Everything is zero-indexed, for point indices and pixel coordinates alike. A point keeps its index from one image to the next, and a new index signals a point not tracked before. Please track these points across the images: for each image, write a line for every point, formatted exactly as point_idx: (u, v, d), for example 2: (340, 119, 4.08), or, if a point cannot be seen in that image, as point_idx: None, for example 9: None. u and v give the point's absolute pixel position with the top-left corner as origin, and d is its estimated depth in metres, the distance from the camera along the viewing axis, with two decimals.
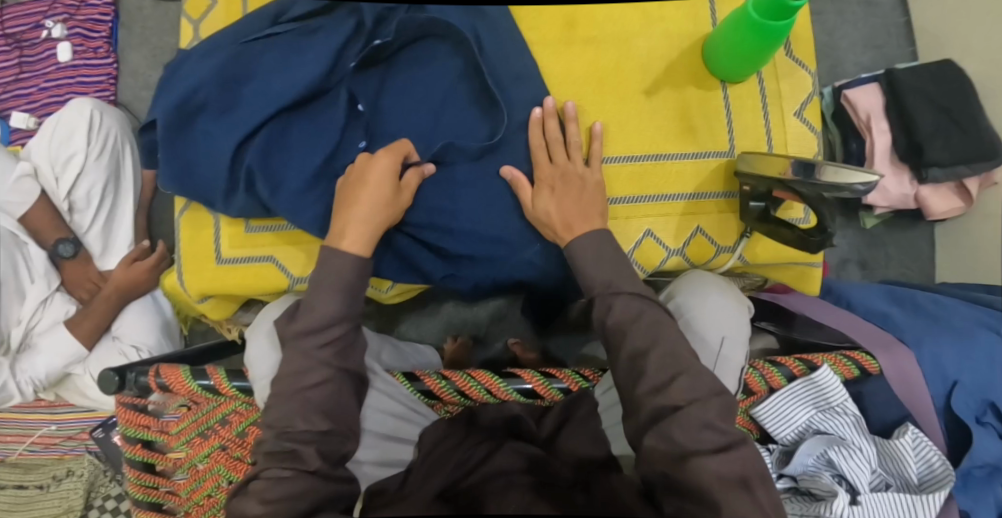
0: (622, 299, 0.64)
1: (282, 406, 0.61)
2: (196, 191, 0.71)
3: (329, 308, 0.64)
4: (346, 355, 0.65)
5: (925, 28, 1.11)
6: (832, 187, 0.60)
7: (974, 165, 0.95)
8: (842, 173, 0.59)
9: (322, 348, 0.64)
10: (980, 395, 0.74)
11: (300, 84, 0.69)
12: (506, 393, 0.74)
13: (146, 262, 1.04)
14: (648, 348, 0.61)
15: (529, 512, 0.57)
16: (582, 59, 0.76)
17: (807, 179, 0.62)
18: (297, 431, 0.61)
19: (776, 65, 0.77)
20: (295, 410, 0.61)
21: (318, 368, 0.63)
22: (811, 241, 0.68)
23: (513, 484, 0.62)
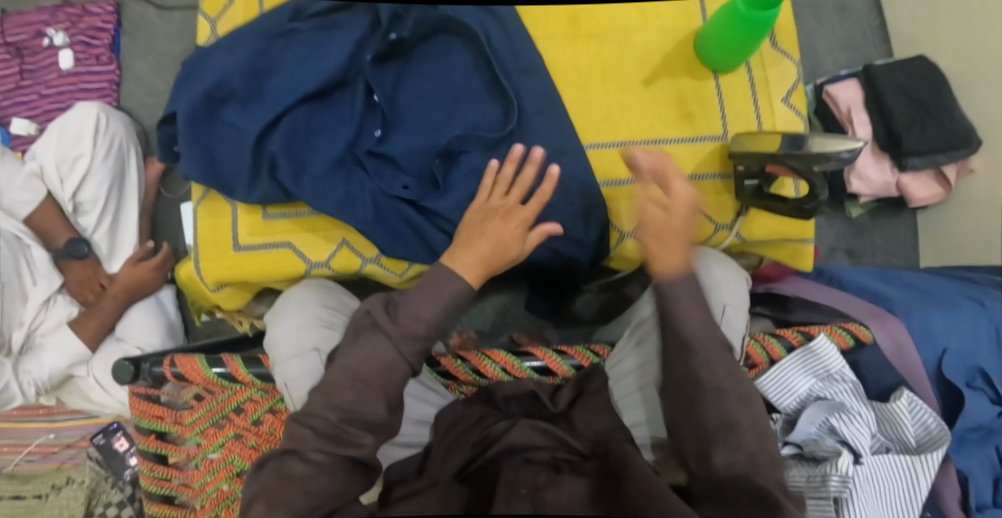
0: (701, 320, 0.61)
1: (360, 390, 0.60)
2: (217, 178, 0.75)
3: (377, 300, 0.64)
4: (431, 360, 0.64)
5: (899, 29, 1.18)
6: (822, 156, 0.67)
7: (951, 153, 0.99)
8: (830, 140, 0.67)
9: (417, 354, 0.63)
10: (969, 361, 0.78)
11: (321, 76, 0.72)
12: (520, 371, 0.76)
13: (152, 262, 1.06)
14: (666, 309, 0.61)
15: (552, 487, 0.60)
16: (586, 52, 0.80)
17: (798, 152, 0.69)
18: (362, 416, 0.60)
19: (763, 55, 0.81)
20: (353, 397, 0.60)
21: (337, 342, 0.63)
22: (805, 209, 0.74)
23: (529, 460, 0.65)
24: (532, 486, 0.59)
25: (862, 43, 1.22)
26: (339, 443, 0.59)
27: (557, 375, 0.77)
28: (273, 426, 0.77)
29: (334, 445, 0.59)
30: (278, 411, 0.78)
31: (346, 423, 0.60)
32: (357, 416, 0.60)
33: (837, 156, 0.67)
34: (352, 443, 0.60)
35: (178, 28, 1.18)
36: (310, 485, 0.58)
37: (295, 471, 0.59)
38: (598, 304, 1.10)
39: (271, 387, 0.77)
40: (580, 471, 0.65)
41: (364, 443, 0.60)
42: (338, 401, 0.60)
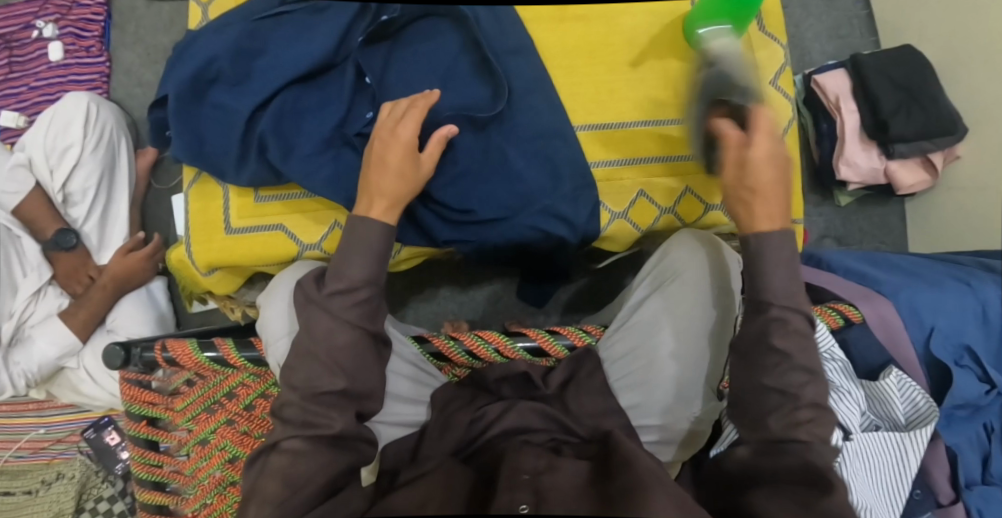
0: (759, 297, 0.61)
1: (309, 365, 0.62)
2: (206, 160, 0.76)
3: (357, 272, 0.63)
4: (373, 317, 0.64)
5: (885, 18, 1.19)
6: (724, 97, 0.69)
7: (937, 140, 1.02)
8: (713, 76, 0.71)
9: (350, 308, 0.63)
10: (957, 340, 0.80)
11: (310, 57, 0.73)
12: (513, 351, 0.74)
13: (142, 252, 1.05)
14: None
15: (550, 470, 0.60)
16: (573, 34, 0.81)
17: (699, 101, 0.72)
18: (323, 392, 0.61)
19: (751, 38, 0.81)
20: (319, 371, 0.62)
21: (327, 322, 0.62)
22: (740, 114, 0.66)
23: (527, 445, 0.65)
24: (535, 470, 0.59)
25: (848, 33, 1.24)
26: (309, 428, 0.61)
27: (551, 356, 0.76)
28: (264, 410, 0.77)
29: (307, 430, 0.61)
30: (270, 395, 0.77)
31: (309, 402, 0.62)
32: (317, 392, 0.61)
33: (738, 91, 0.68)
34: (319, 424, 0.61)
35: (167, 20, 1.18)
36: (287, 473, 0.60)
37: (271, 464, 0.61)
38: (589, 291, 1.10)
39: (263, 370, 0.76)
40: (579, 455, 0.65)
41: (333, 423, 0.61)
42: (295, 380, 0.62)
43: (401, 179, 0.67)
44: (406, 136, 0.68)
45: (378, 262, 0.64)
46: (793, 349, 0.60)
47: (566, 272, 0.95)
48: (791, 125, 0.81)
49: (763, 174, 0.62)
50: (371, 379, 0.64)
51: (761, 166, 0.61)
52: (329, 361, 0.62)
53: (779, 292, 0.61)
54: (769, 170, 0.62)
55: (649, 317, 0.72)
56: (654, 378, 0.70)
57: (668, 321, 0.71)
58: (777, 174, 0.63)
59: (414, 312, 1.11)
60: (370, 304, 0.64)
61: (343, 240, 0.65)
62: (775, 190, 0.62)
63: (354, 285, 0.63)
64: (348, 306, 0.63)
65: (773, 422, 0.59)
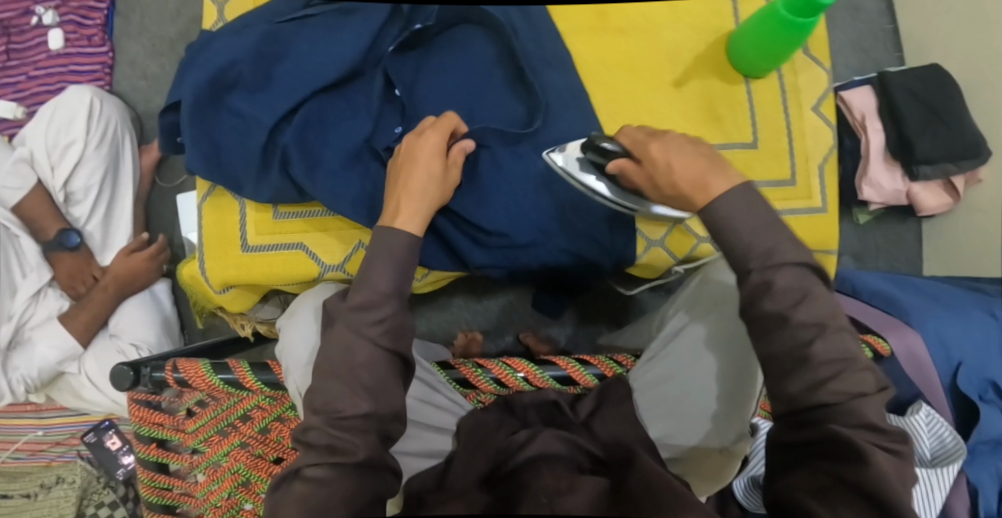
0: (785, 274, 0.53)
1: (332, 386, 0.56)
2: (223, 171, 0.72)
3: (381, 283, 0.58)
4: (397, 336, 0.58)
5: (911, 34, 1.18)
6: (591, 155, 0.68)
7: (961, 162, 0.99)
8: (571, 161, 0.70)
9: (373, 326, 0.57)
10: (980, 375, 0.78)
11: (339, 66, 0.69)
12: (543, 380, 0.74)
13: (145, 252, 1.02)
14: None
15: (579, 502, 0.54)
16: (614, 49, 0.78)
17: (598, 182, 0.70)
18: (346, 417, 0.55)
19: (794, 61, 0.80)
20: (344, 392, 0.56)
21: (356, 349, 0.56)
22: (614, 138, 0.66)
23: (546, 465, 0.61)
24: (551, 492, 0.55)
25: (871, 47, 1.22)
26: (334, 453, 0.55)
27: (579, 384, 0.75)
28: (281, 434, 0.75)
29: (331, 455, 0.55)
30: (287, 419, 0.75)
31: (333, 427, 0.56)
32: (339, 416, 0.55)
33: (589, 143, 0.67)
34: (343, 450, 0.55)
35: (174, 10, 1.14)
36: (310, 502, 0.53)
37: (294, 492, 0.55)
38: (606, 305, 1.08)
39: (281, 394, 0.73)
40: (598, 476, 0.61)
41: (357, 450, 0.55)
42: (317, 402, 0.57)
43: (433, 179, 0.65)
44: (438, 142, 0.66)
45: (402, 274, 0.59)
46: (796, 297, 0.53)
47: (583, 290, 0.93)
48: (832, 152, 0.80)
49: (668, 157, 0.59)
50: (395, 401, 0.58)
51: (659, 157, 0.60)
52: (354, 380, 0.56)
53: (753, 248, 0.54)
54: (670, 153, 0.60)
55: (687, 350, 0.71)
56: (667, 392, 0.70)
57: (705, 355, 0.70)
58: (688, 144, 0.60)
59: (428, 322, 1.09)
60: (394, 322, 0.58)
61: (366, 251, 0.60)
62: (692, 160, 0.59)
63: (379, 299, 0.57)
64: (370, 324, 0.57)
65: (792, 386, 0.53)
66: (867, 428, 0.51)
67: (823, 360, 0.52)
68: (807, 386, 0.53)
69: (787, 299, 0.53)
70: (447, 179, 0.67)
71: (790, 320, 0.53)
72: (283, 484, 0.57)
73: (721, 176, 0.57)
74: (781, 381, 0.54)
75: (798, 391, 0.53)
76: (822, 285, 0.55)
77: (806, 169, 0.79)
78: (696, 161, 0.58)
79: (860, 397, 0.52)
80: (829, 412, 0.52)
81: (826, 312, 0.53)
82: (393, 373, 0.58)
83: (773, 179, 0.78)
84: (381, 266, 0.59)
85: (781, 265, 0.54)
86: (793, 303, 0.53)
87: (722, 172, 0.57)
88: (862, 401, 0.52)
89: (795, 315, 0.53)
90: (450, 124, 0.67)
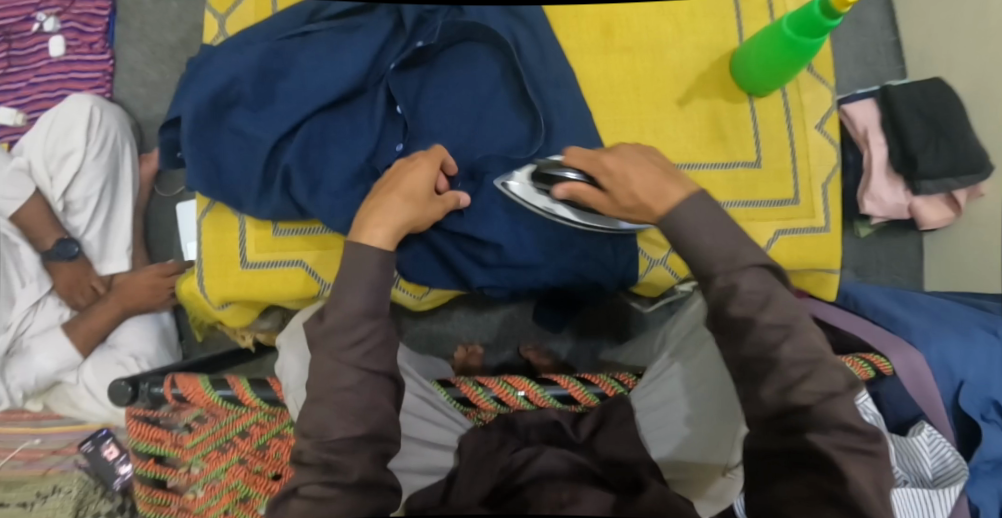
0: (749, 276, 0.54)
1: (318, 410, 0.55)
2: (224, 190, 0.71)
3: (362, 304, 0.56)
4: (382, 355, 0.57)
5: (913, 47, 1.18)
6: (541, 184, 0.67)
7: (962, 178, 0.99)
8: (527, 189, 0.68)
9: (350, 351, 0.56)
10: (984, 393, 0.79)
11: (342, 83, 0.69)
12: (543, 399, 0.72)
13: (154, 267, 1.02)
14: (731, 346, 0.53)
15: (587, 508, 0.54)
16: (618, 67, 0.78)
17: (556, 206, 0.69)
18: (334, 440, 0.54)
19: (799, 79, 0.79)
20: (330, 413, 0.55)
21: (349, 371, 0.55)
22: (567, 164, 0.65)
23: (550, 480, 0.61)
24: (556, 504, 0.55)
25: (874, 60, 1.22)
26: (329, 471, 0.53)
27: (580, 403, 0.73)
28: (280, 450, 0.75)
29: (328, 474, 0.53)
30: (286, 436, 0.75)
31: (322, 450, 0.54)
32: (327, 440, 0.54)
33: (536, 172, 0.67)
34: (337, 469, 0.53)
35: (174, 17, 1.15)
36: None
37: (292, 511, 0.53)
38: (607, 319, 1.07)
39: (280, 411, 0.73)
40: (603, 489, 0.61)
41: (349, 470, 0.53)
42: (306, 426, 0.55)
43: (411, 205, 0.62)
44: (428, 171, 0.65)
45: (378, 294, 0.58)
46: (760, 301, 0.53)
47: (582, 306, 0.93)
48: (835, 172, 0.79)
49: (627, 169, 0.60)
50: (388, 420, 0.56)
51: (617, 169, 0.61)
52: (340, 406, 0.55)
53: (716, 254, 0.55)
54: (628, 167, 0.61)
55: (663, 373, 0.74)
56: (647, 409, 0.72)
57: (706, 376, 0.69)
58: (641, 156, 0.62)
59: (428, 334, 1.08)
60: (376, 341, 0.57)
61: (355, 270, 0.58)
62: (648, 171, 0.60)
63: (352, 320, 0.56)
64: (348, 347, 0.56)
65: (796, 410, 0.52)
66: (842, 427, 0.51)
67: (792, 361, 0.52)
68: (780, 391, 0.52)
69: (752, 304, 0.53)
70: (427, 207, 0.65)
71: (757, 322, 0.53)
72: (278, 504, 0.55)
73: (677, 184, 0.59)
74: (755, 383, 0.53)
75: (772, 396, 0.52)
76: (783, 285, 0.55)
77: (808, 189, 0.78)
78: (653, 172, 0.60)
79: (833, 396, 0.51)
80: (805, 415, 0.51)
81: (792, 312, 0.53)
82: (383, 392, 0.57)
83: (774, 198, 0.77)
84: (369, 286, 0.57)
85: (745, 268, 0.54)
86: (759, 306, 0.53)
87: (677, 181, 0.59)
88: (835, 399, 0.51)
89: (761, 316, 0.53)
90: (437, 157, 0.66)
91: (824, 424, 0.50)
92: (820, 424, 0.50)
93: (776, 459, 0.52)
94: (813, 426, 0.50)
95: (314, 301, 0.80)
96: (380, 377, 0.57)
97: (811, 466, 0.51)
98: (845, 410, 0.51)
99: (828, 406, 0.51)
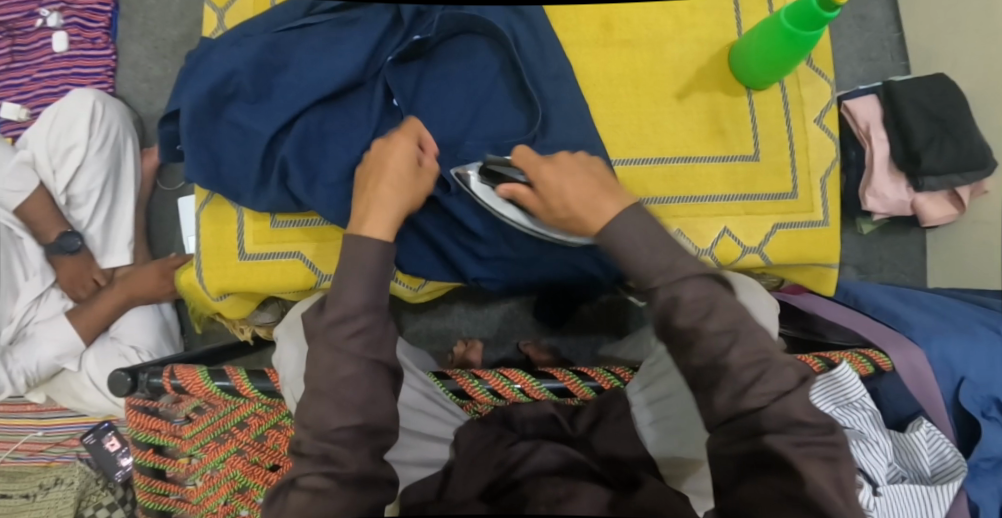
0: (691, 284, 0.53)
1: (319, 403, 0.55)
2: (223, 184, 0.72)
3: (361, 295, 0.56)
4: (378, 346, 0.57)
5: (917, 43, 1.17)
6: (487, 180, 0.65)
7: (967, 174, 0.98)
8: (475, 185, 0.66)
9: (350, 340, 0.56)
10: (985, 391, 0.77)
11: (339, 75, 0.69)
12: (539, 392, 0.72)
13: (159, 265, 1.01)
14: (726, 338, 0.53)
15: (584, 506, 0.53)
16: (616, 61, 0.78)
17: (504, 206, 0.66)
18: (332, 431, 0.54)
19: (798, 73, 0.79)
20: (330, 407, 0.55)
21: (348, 361, 0.55)
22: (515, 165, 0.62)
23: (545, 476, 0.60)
24: (551, 501, 0.55)
25: (877, 56, 1.21)
26: (327, 462, 0.53)
27: (576, 396, 0.74)
28: (278, 442, 0.75)
29: (327, 466, 0.53)
30: (282, 427, 0.75)
31: (322, 440, 0.54)
32: (328, 430, 0.54)
33: (483, 168, 0.65)
34: (336, 461, 0.53)
35: (177, 13, 1.15)
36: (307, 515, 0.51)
37: (292, 503, 0.53)
38: (607, 315, 1.07)
39: (277, 402, 0.73)
40: (599, 483, 0.60)
41: (347, 462, 0.54)
42: (306, 417, 0.55)
43: (400, 190, 0.62)
44: (405, 149, 0.63)
45: (378, 287, 0.58)
46: (703, 311, 0.53)
47: (581, 302, 0.93)
48: (835, 165, 0.79)
49: (562, 182, 0.59)
50: (385, 413, 0.56)
51: (553, 180, 0.59)
52: (338, 396, 0.55)
53: (655, 267, 0.54)
54: (563, 177, 0.59)
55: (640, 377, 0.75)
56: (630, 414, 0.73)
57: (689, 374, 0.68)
58: (580, 167, 0.60)
59: (427, 329, 1.08)
60: (373, 332, 0.57)
61: (354, 260, 0.58)
62: (585, 182, 0.59)
63: (353, 312, 0.56)
64: (347, 337, 0.56)
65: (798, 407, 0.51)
66: (794, 424, 0.50)
67: (742, 365, 0.52)
68: (733, 396, 0.52)
69: (695, 313, 0.53)
70: (416, 185, 0.64)
71: (703, 331, 0.53)
72: (278, 495, 0.55)
73: (612, 198, 0.57)
74: (707, 391, 0.53)
75: (725, 403, 0.52)
76: (725, 292, 0.54)
77: (807, 184, 0.78)
78: (589, 182, 0.59)
79: (785, 394, 0.51)
80: (756, 417, 0.51)
81: (736, 316, 0.53)
82: (381, 382, 0.57)
83: (773, 192, 0.77)
84: (368, 275, 0.58)
85: (683, 279, 0.54)
86: (702, 315, 0.53)
87: (612, 194, 0.58)
88: (788, 397, 0.51)
89: (706, 325, 0.53)
90: (412, 131, 0.65)
91: (779, 423, 0.50)
92: (772, 424, 0.50)
93: (761, 463, 0.50)
94: (766, 428, 0.50)
95: (310, 293, 0.80)
96: (382, 369, 0.57)
97: (767, 467, 0.50)
98: (796, 406, 0.51)
99: (780, 406, 0.51)
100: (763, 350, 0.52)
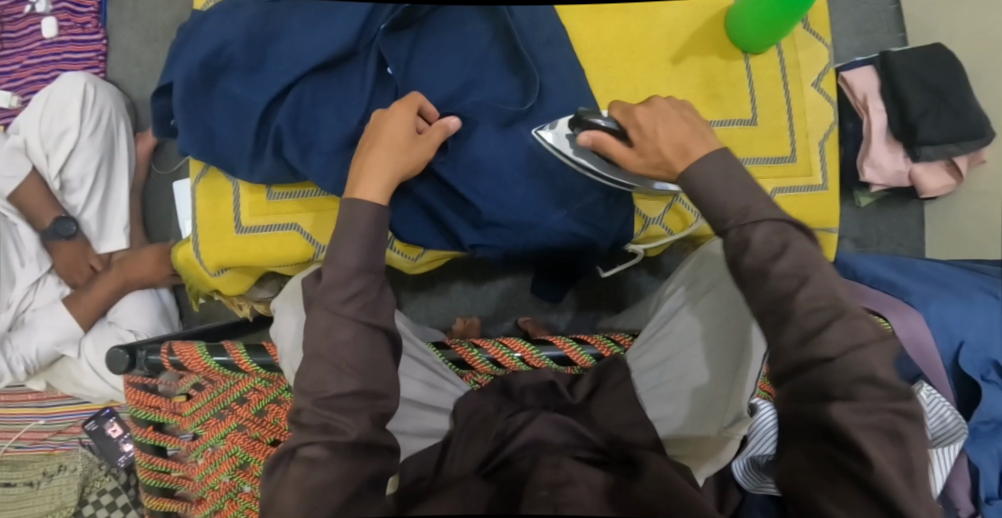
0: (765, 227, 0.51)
1: (317, 367, 0.54)
2: (218, 155, 0.72)
3: (356, 260, 0.56)
4: (373, 309, 0.57)
5: (914, 14, 1.16)
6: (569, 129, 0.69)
7: (963, 143, 0.97)
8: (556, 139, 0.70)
9: (346, 303, 0.55)
10: (983, 354, 0.76)
11: (332, 45, 0.68)
12: (539, 360, 0.73)
13: (155, 247, 1.01)
14: None
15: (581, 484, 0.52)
16: (611, 27, 0.77)
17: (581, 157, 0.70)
18: (332, 396, 0.54)
19: (795, 36, 0.79)
20: (328, 371, 0.54)
21: (346, 326, 0.55)
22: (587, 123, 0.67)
23: (541, 454, 0.59)
24: (550, 484, 0.51)
25: (874, 29, 1.21)
26: (327, 431, 0.53)
27: (576, 365, 0.74)
28: (277, 416, 0.74)
29: (326, 435, 0.53)
30: (283, 401, 0.74)
31: (322, 408, 0.54)
32: (326, 396, 0.54)
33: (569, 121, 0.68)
34: (335, 429, 0.53)
35: None
36: (305, 486, 0.51)
37: (291, 476, 0.52)
38: (604, 290, 1.07)
39: (276, 376, 0.73)
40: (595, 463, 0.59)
41: (348, 430, 0.53)
42: (304, 384, 0.55)
43: (396, 150, 0.63)
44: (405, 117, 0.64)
45: (372, 247, 0.58)
46: (776, 249, 0.51)
47: (580, 276, 0.92)
48: (833, 129, 0.79)
49: (657, 124, 0.59)
50: (384, 376, 0.56)
51: (648, 123, 0.59)
52: (336, 361, 0.54)
53: (732, 206, 0.53)
54: (658, 120, 0.59)
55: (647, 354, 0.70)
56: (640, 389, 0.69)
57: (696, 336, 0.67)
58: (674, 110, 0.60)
59: (427, 308, 1.08)
60: (369, 295, 0.57)
61: (350, 227, 0.58)
62: (678, 127, 0.58)
63: (347, 275, 0.56)
64: (344, 300, 0.55)
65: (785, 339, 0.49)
66: (866, 382, 0.47)
67: (811, 308, 0.49)
68: None
69: (770, 250, 0.51)
70: (413, 151, 0.65)
71: (773, 270, 0.50)
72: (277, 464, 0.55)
73: (703, 142, 0.57)
74: None
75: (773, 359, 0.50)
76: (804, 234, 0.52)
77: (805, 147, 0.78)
78: (681, 126, 0.58)
79: (862, 345, 0.47)
80: None
81: (809, 259, 0.50)
82: (378, 344, 0.56)
83: (772, 155, 0.77)
84: (357, 239, 0.57)
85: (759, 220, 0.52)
86: (774, 254, 0.51)
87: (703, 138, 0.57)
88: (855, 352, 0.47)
89: (777, 264, 0.50)
90: (412, 103, 0.66)
91: None
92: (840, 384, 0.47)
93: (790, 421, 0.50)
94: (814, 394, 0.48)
95: (308, 266, 0.80)
96: (377, 331, 0.56)
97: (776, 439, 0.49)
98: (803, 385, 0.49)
99: (854, 358, 0.47)
100: (832, 295, 0.49)
